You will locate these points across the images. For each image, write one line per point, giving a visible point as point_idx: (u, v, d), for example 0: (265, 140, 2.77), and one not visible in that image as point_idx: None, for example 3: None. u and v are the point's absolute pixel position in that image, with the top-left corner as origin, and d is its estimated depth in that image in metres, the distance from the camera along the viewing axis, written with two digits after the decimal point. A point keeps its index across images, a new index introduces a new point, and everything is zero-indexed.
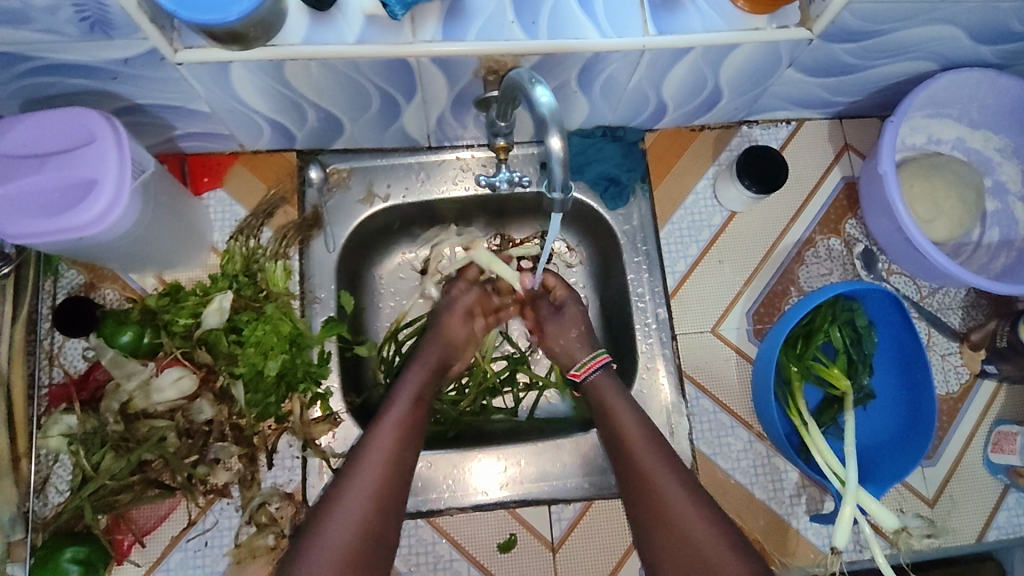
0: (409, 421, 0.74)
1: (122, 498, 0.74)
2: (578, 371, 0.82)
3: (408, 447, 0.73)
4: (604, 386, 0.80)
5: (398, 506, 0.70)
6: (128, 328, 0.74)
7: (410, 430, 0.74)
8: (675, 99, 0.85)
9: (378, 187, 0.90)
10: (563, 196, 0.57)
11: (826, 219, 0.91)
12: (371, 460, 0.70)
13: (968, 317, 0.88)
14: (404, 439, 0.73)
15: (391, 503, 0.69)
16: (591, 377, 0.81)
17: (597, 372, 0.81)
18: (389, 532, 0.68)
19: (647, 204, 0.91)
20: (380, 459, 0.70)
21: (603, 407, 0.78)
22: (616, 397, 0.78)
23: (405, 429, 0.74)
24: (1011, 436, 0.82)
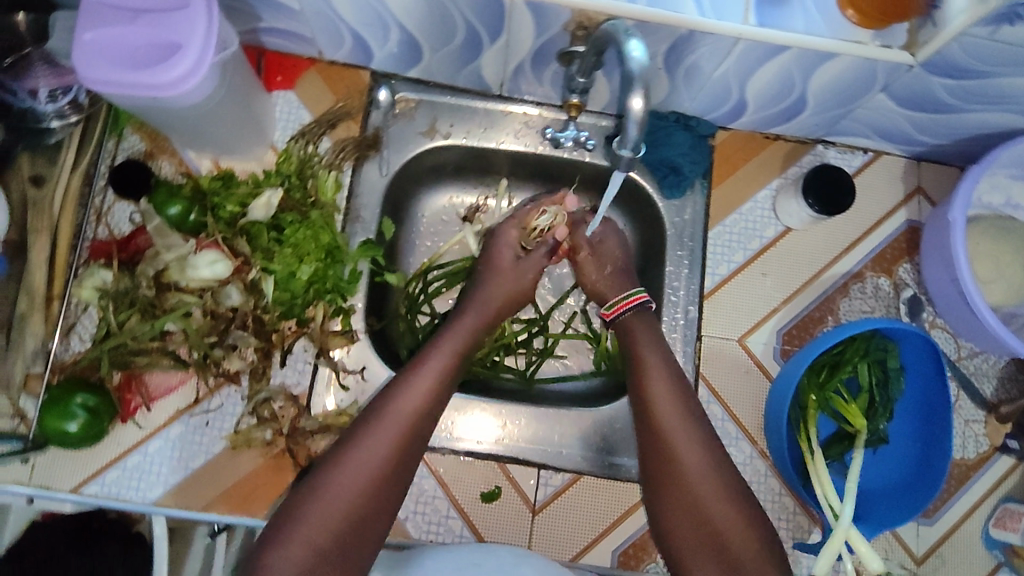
0: (428, 401, 0.71)
1: (138, 360, 0.76)
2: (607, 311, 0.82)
3: (421, 425, 0.69)
4: (637, 330, 0.78)
5: (399, 486, 0.66)
6: (178, 202, 0.77)
7: (426, 408, 0.70)
8: (758, 99, 0.84)
9: (441, 124, 0.90)
10: (630, 154, 0.59)
11: (881, 257, 0.89)
12: (378, 436, 0.66)
13: (1002, 389, 0.85)
14: (418, 416, 0.69)
15: (393, 484, 0.66)
16: (620, 316, 0.81)
17: (629, 311, 0.80)
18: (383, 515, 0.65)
19: (702, 201, 0.90)
20: (388, 437, 0.67)
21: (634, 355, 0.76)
22: (648, 346, 0.76)
23: (422, 406, 0.70)
24: (1016, 515, 0.80)
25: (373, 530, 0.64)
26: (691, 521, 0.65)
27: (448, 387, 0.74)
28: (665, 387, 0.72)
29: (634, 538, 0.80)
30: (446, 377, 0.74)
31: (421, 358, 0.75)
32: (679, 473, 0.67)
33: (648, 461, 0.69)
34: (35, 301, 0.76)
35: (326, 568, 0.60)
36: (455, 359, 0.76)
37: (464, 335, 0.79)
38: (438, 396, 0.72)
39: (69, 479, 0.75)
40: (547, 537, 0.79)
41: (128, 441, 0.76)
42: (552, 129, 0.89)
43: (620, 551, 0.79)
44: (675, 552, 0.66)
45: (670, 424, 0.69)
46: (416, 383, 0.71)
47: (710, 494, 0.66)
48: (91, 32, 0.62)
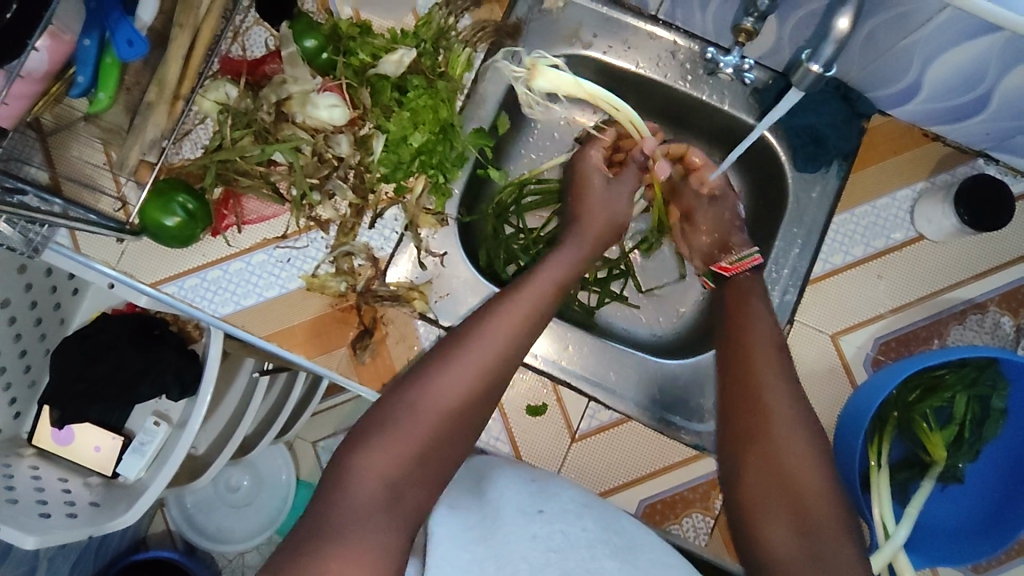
0: (520, 328, 0.69)
1: (241, 181, 0.77)
2: (726, 266, 0.82)
3: (511, 353, 0.67)
4: (749, 288, 0.78)
5: (482, 411, 0.65)
6: (314, 35, 0.75)
7: (517, 338, 0.68)
8: (937, 85, 0.75)
9: (585, 32, 0.85)
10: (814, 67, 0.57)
11: (1012, 295, 0.81)
12: (465, 357, 0.65)
13: None
14: (508, 343, 0.67)
15: (470, 412, 0.64)
16: (739, 275, 0.80)
17: (747, 274, 0.80)
18: (457, 445, 0.63)
19: (836, 183, 0.83)
20: (478, 360, 0.65)
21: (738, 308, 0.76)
22: (756, 302, 0.75)
23: (512, 334, 0.68)
24: None
25: (456, 449, 0.62)
26: (768, 480, 0.63)
27: (543, 319, 0.72)
28: (767, 338, 0.71)
29: (665, 495, 0.77)
30: (539, 310, 0.71)
31: (516, 289, 0.73)
32: (764, 429, 0.65)
33: (729, 415, 0.68)
34: (163, 95, 0.73)
35: (416, 476, 0.59)
36: (551, 292, 0.74)
37: (563, 266, 0.77)
38: (530, 327, 0.70)
39: (152, 274, 0.78)
40: (580, 466, 0.78)
41: (216, 254, 0.78)
42: (713, 50, 0.80)
43: (648, 502, 0.77)
44: (746, 513, 0.64)
45: (766, 380, 0.68)
46: (510, 313, 0.69)
47: (794, 457, 0.63)
48: None
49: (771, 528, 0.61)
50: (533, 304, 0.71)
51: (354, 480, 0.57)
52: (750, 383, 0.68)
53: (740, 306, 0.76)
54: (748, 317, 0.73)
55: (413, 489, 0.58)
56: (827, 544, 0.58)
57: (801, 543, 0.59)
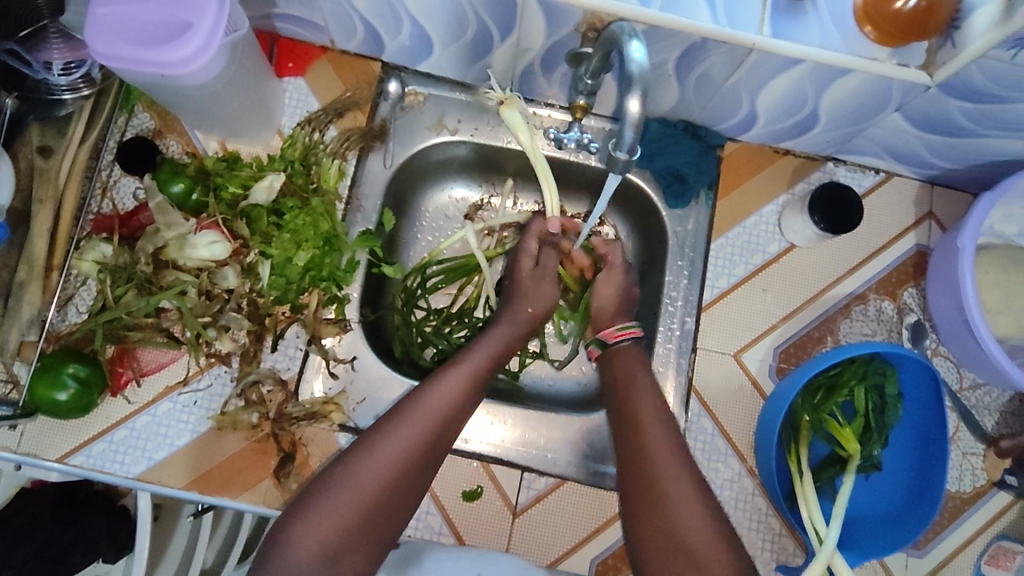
0: (460, 399, 0.70)
1: (132, 335, 0.77)
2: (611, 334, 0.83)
3: (452, 423, 0.69)
4: (619, 356, 0.81)
5: (429, 474, 0.66)
6: (181, 179, 0.77)
7: (457, 411, 0.69)
8: (768, 112, 0.82)
9: (449, 120, 0.89)
10: (627, 158, 0.58)
11: (886, 280, 0.87)
12: (408, 429, 0.66)
13: (1002, 423, 0.83)
14: (451, 412, 0.69)
15: (419, 475, 0.65)
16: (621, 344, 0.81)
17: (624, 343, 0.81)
18: (402, 509, 0.64)
19: (707, 212, 0.88)
20: (422, 427, 0.66)
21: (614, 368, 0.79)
22: (629, 360, 0.79)
23: (453, 405, 0.69)
24: (1010, 554, 0.79)
25: (395, 518, 0.63)
26: (649, 498, 0.66)
27: (481, 390, 0.73)
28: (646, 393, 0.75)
29: (614, 549, 0.79)
30: (481, 374, 0.74)
31: (456, 358, 0.75)
32: (645, 450, 0.69)
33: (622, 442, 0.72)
34: (34, 271, 0.77)
35: (352, 547, 0.60)
36: (490, 362, 0.76)
37: (499, 342, 0.79)
38: (469, 400, 0.71)
39: (57, 448, 0.76)
40: (527, 539, 0.79)
41: (117, 414, 0.78)
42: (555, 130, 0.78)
43: (600, 560, 0.79)
44: (637, 531, 0.66)
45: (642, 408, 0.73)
46: (451, 381, 0.71)
47: (667, 475, 0.67)
48: (106, 7, 0.61)
49: (654, 552, 0.64)
50: (482, 371, 0.74)
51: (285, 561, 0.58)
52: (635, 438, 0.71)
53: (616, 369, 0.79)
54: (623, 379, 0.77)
55: (345, 561, 0.60)
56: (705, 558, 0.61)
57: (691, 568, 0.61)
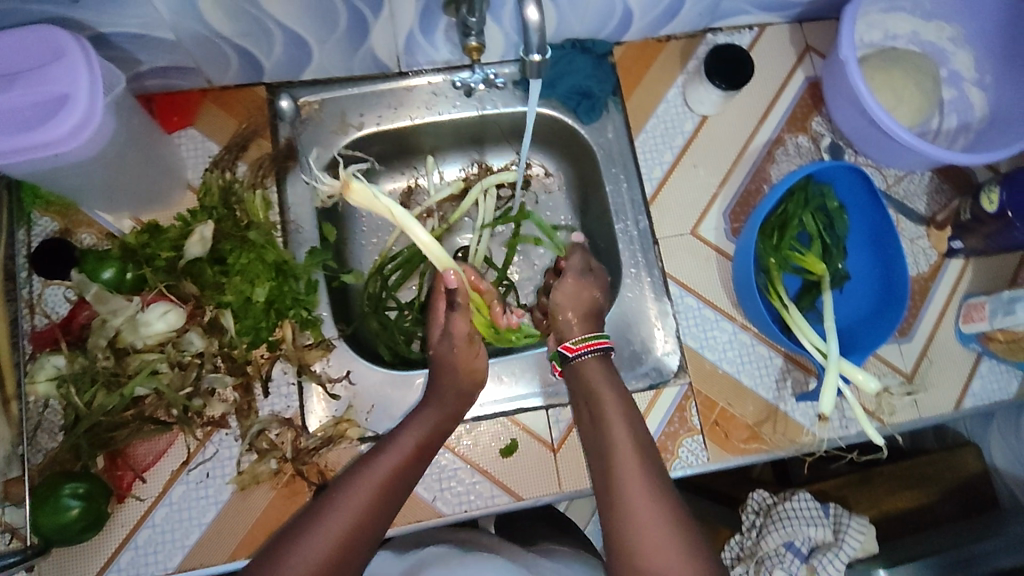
0: (372, 505, 0.63)
1: (118, 434, 0.74)
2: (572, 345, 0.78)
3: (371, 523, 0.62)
4: (590, 368, 0.77)
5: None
6: (109, 264, 0.74)
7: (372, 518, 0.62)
8: (641, 5, 0.85)
9: (352, 117, 0.89)
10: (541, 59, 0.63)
11: (793, 118, 0.94)
12: (312, 542, 0.58)
13: (932, 202, 0.91)
14: (366, 522, 0.62)
15: None
16: (585, 356, 0.77)
17: (591, 355, 0.77)
18: None
19: (620, 116, 0.93)
20: (331, 535, 0.59)
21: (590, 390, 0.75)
22: (605, 381, 0.75)
23: (372, 508, 0.63)
24: (979, 306, 0.84)
25: None
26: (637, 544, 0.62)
27: (399, 494, 0.66)
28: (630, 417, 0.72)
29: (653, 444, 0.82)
30: (400, 477, 0.67)
31: (374, 454, 0.68)
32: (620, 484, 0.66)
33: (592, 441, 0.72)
34: None
35: None
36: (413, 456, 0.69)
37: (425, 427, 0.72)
38: (387, 504, 0.64)
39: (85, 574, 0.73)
40: (575, 468, 0.81)
41: (133, 517, 0.74)
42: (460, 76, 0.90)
43: None
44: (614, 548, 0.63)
45: (612, 415, 0.72)
46: (362, 488, 0.64)
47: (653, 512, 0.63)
48: None
49: None
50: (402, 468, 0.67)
51: None
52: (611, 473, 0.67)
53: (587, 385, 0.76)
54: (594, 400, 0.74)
55: None
56: None
57: None
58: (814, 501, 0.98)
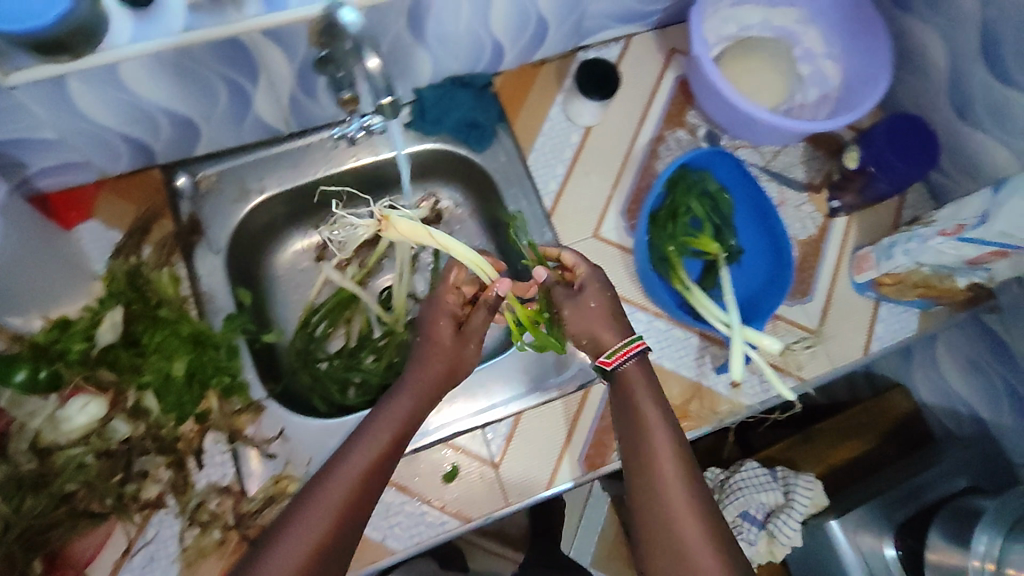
0: (355, 493, 0.65)
1: (52, 536, 0.73)
2: (609, 359, 0.76)
3: (354, 511, 0.65)
4: (633, 379, 0.75)
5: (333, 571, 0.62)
6: (21, 365, 0.73)
7: (355, 506, 0.65)
8: (507, 36, 0.90)
9: (251, 183, 0.91)
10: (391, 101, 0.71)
11: (670, 115, 1.00)
12: (299, 534, 0.62)
13: (811, 169, 0.98)
14: (338, 526, 0.63)
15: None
16: (626, 366, 0.75)
17: (632, 360, 0.75)
18: None
19: (510, 140, 0.97)
20: (316, 526, 0.62)
21: (626, 394, 0.74)
22: (643, 389, 0.74)
23: (352, 494, 0.65)
24: (866, 256, 0.89)
25: None
26: (664, 536, 0.66)
27: (380, 480, 0.68)
28: (658, 408, 0.72)
29: (591, 440, 0.85)
30: (381, 466, 0.68)
31: (356, 437, 0.70)
32: (655, 482, 0.69)
33: (632, 456, 0.71)
34: None
35: None
36: (393, 441, 0.70)
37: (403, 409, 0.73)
38: (360, 505, 0.65)
39: None
40: (518, 480, 0.83)
41: None
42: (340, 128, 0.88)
43: (584, 455, 0.84)
44: (644, 535, 0.68)
45: (653, 418, 0.71)
46: (328, 496, 0.64)
47: (681, 510, 0.66)
48: None
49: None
50: (384, 456, 0.69)
51: None
52: (650, 471, 0.69)
53: (631, 393, 0.74)
54: (635, 398, 0.73)
55: None
56: None
57: None
58: (762, 468, 1.05)
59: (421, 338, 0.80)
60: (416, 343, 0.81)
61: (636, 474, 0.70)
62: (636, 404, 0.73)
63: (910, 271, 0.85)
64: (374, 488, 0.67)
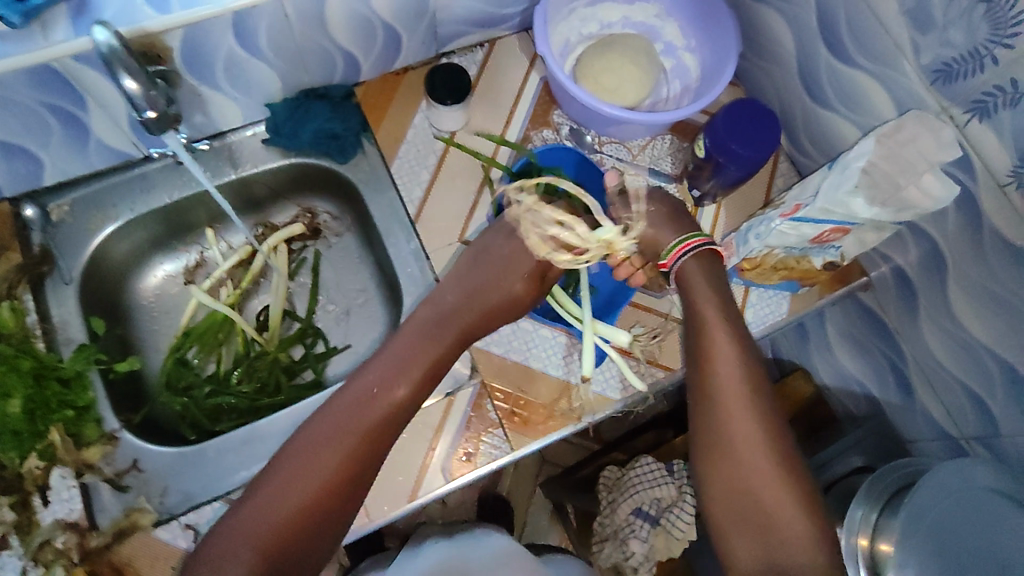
0: (388, 416, 0.75)
1: None
2: (666, 260, 0.83)
3: (385, 433, 0.74)
4: (693, 275, 0.82)
5: (360, 487, 0.72)
6: None
7: (388, 423, 0.75)
8: (356, 47, 0.89)
9: (105, 210, 0.89)
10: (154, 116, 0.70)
11: (535, 116, 0.99)
12: (316, 458, 0.71)
13: (677, 160, 0.98)
14: (364, 451, 0.73)
15: (356, 483, 0.72)
16: (679, 263, 0.82)
17: (682, 258, 0.82)
18: (326, 532, 0.70)
19: (374, 151, 0.96)
20: (356, 437, 0.72)
21: (688, 291, 0.81)
22: (699, 283, 0.81)
23: (393, 411, 0.75)
24: (729, 243, 0.90)
25: (324, 535, 0.70)
26: (726, 468, 0.73)
27: (402, 419, 0.76)
28: (721, 309, 0.79)
29: (456, 448, 0.84)
30: (422, 390, 0.78)
31: (360, 372, 0.77)
32: (715, 398, 0.76)
33: (700, 363, 0.78)
34: None
35: (239, 558, 0.66)
36: (423, 378, 0.78)
37: (429, 330, 0.80)
38: (390, 428, 0.75)
39: None
40: (380, 495, 0.81)
41: None
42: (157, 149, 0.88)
43: (449, 464, 0.83)
44: (705, 455, 0.75)
45: (713, 322, 0.79)
46: (345, 435, 0.72)
47: (743, 439, 0.73)
48: None
49: (728, 511, 0.73)
50: (426, 377, 0.78)
51: None
52: (718, 397, 0.75)
53: (689, 288, 0.81)
54: (697, 303, 0.80)
55: None
56: (779, 529, 0.69)
57: (762, 538, 0.70)
58: (657, 463, 1.05)
59: (476, 247, 0.87)
60: (471, 258, 0.86)
61: (699, 399, 0.77)
62: (706, 334, 0.79)
63: (765, 256, 0.84)
64: (398, 418, 0.76)
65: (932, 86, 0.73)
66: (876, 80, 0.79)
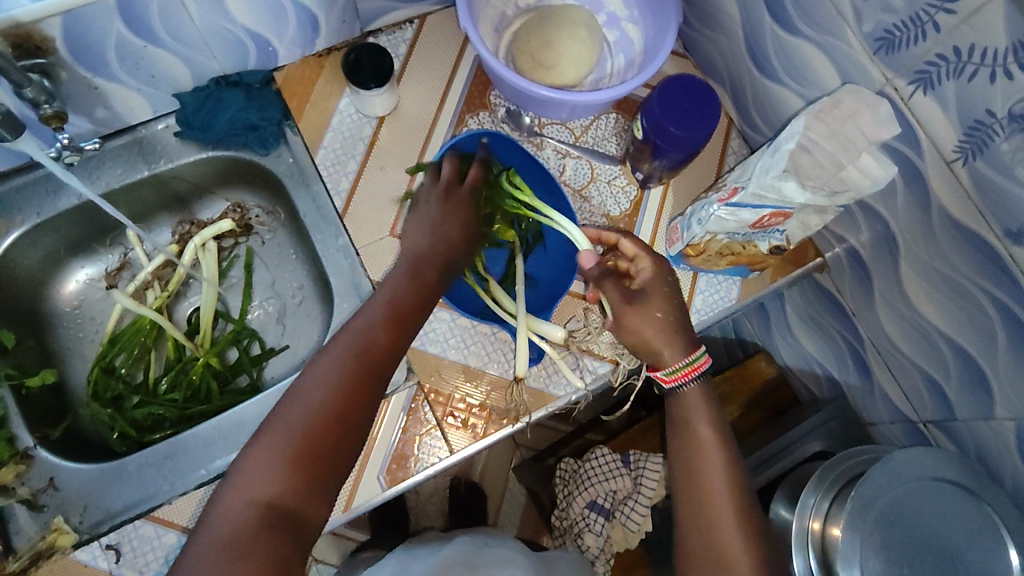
0: (410, 304, 0.69)
1: None
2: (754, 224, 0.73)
3: (403, 324, 0.68)
4: (692, 400, 0.73)
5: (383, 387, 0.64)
6: None
7: (406, 319, 0.68)
8: (266, 29, 0.82)
9: (8, 214, 0.83)
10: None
11: (470, 97, 0.93)
12: (341, 352, 0.63)
13: (621, 141, 0.93)
14: (387, 342, 0.66)
15: (383, 376, 0.65)
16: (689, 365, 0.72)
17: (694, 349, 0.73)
18: (360, 438, 0.62)
19: (298, 141, 0.90)
20: (376, 331, 0.66)
21: (680, 414, 0.73)
22: (696, 409, 0.72)
23: (411, 303, 0.69)
24: (675, 226, 0.86)
25: (357, 441, 0.62)
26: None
27: (419, 311, 0.70)
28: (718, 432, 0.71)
29: (391, 455, 0.79)
30: (431, 284, 0.72)
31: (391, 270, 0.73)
32: (707, 510, 0.66)
33: (684, 475, 0.69)
34: None
35: (324, 452, 0.59)
36: (435, 267, 0.74)
37: (436, 231, 0.76)
38: (408, 318, 0.69)
39: None
40: None
41: None
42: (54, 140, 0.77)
43: (383, 470, 0.79)
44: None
45: (704, 436, 0.71)
46: (345, 362, 0.63)
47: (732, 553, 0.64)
48: None
49: None
50: (435, 274, 0.73)
51: (222, 517, 0.55)
52: (706, 506, 0.67)
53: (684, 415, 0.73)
54: (689, 421, 0.72)
55: (302, 508, 0.57)
56: None
57: None
58: (612, 454, 1.02)
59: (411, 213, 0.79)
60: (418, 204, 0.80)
61: (686, 515, 0.67)
62: (690, 434, 0.71)
63: (708, 241, 0.79)
64: (414, 311, 0.69)
65: (875, 55, 0.68)
66: (820, 50, 0.74)
